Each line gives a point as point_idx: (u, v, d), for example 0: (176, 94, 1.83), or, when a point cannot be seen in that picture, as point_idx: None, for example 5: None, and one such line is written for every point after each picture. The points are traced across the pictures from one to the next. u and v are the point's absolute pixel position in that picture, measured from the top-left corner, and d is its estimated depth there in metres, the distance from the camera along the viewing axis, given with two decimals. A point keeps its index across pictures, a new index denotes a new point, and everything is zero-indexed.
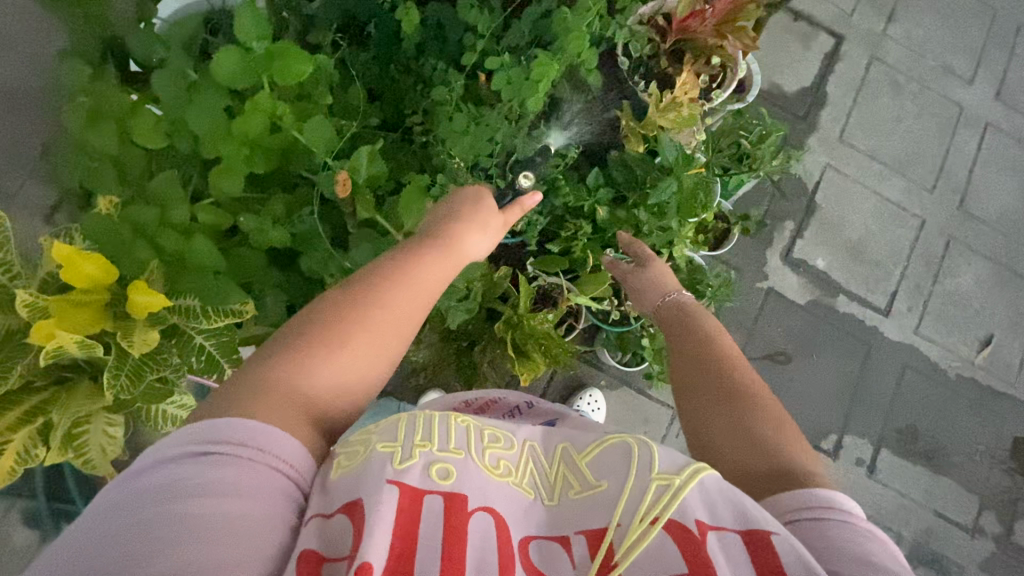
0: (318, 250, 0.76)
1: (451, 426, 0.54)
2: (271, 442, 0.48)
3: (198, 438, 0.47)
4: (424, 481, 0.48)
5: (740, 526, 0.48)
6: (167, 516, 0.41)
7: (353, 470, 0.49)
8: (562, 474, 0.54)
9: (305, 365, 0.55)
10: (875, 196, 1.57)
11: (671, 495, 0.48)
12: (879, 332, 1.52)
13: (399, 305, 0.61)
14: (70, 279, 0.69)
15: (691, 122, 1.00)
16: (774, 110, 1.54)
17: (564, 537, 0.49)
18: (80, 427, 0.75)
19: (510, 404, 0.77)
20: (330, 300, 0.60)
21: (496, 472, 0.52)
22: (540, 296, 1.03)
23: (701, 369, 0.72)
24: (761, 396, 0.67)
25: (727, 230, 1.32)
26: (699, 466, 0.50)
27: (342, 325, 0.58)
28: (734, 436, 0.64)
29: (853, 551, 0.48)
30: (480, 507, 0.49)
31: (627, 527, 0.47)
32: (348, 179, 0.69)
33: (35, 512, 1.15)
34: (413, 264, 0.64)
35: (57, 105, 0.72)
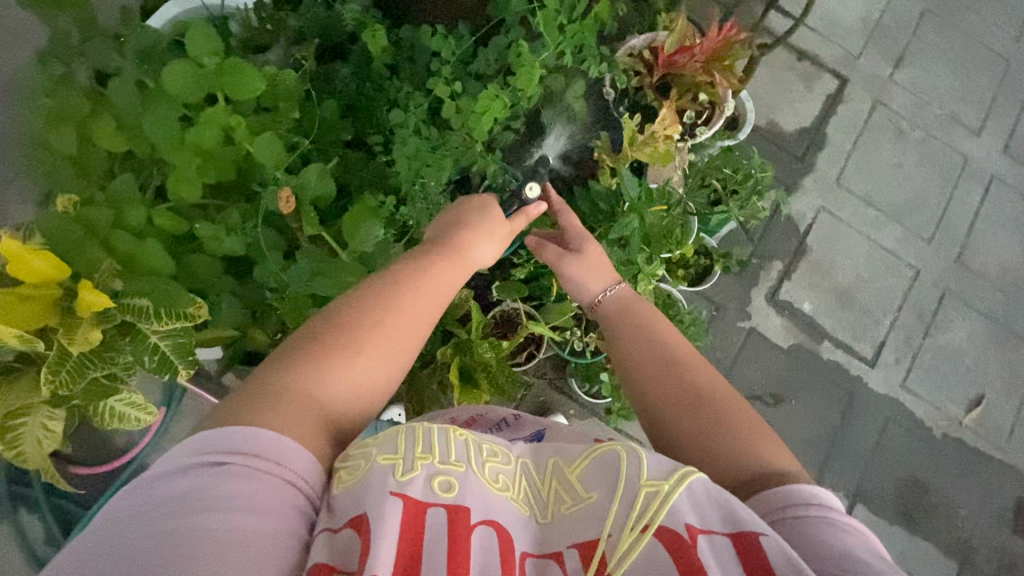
0: (270, 261, 0.77)
1: (451, 438, 0.52)
2: (285, 451, 0.47)
3: (212, 446, 0.45)
4: (427, 493, 0.46)
5: (729, 530, 0.46)
6: (184, 530, 0.40)
7: (357, 482, 0.46)
8: (553, 487, 0.52)
9: (323, 371, 0.54)
10: (869, 242, 1.53)
11: (661, 502, 0.46)
12: (863, 382, 1.48)
13: (415, 310, 0.62)
14: (17, 274, 0.70)
15: (666, 159, 0.98)
16: (769, 148, 1.52)
17: (557, 554, 0.46)
18: (17, 419, 0.76)
19: (496, 420, 0.75)
20: (344, 303, 0.60)
21: (497, 486, 0.50)
22: (501, 320, 1.02)
23: (655, 377, 0.67)
24: (716, 393, 0.64)
25: (709, 265, 1.28)
26: (686, 471, 0.48)
27: (360, 328, 0.57)
28: (702, 447, 0.61)
29: (831, 547, 0.47)
30: (483, 521, 0.46)
31: (618, 537, 0.44)
32: (291, 197, 0.72)
33: None
34: (428, 272, 0.65)
35: (26, 103, 0.74)
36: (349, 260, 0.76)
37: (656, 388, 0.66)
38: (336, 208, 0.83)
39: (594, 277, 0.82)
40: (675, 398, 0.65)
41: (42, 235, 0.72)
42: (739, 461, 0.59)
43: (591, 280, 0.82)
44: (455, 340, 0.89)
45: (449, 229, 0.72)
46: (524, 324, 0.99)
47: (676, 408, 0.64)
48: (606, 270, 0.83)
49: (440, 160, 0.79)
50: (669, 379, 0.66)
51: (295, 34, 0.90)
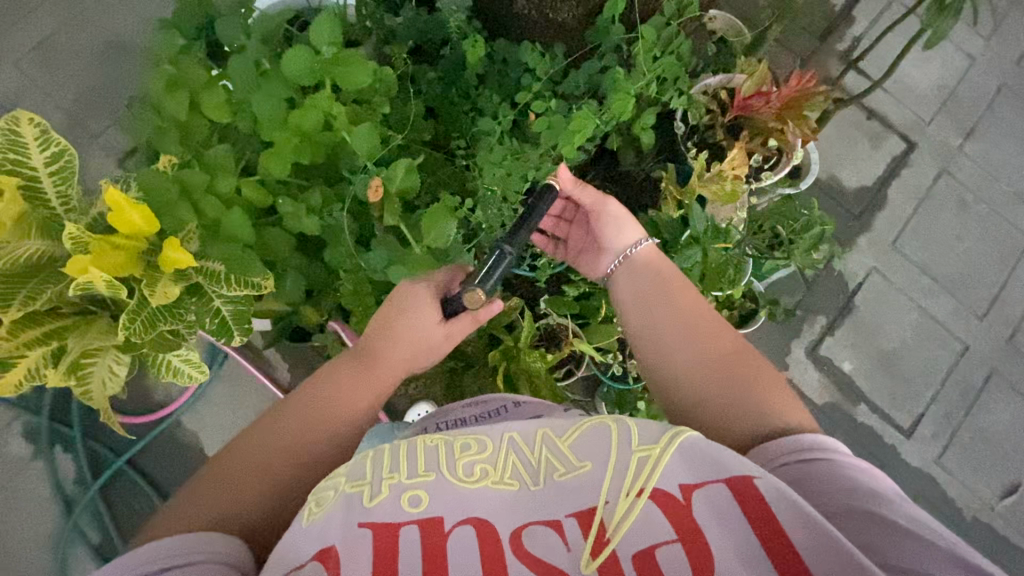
0: (343, 243, 0.80)
1: (418, 452, 0.54)
2: (199, 549, 0.51)
3: (133, 561, 0.49)
4: (399, 512, 0.48)
5: (722, 478, 0.47)
6: None
7: (325, 513, 0.49)
8: (545, 457, 0.51)
9: (228, 491, 0.58)
10: (919, 310, 1.50)
11: (652, 466, 0.48)
12: (895, 451, 1.44)
13: (326, 423, 0.65)
14: (113, 223, 0.73)
15: (732, 199, 0.99)
16: (827, 202, 1.51)
17: (555, 521, 0.47)
18: (88, 359, 0.79)
19: (495, 405, 0.74)
20: (259, 425, 0.64)
21: (472, 480, 0.50)
22: (545, 334, 1.03)
23: (682, 335, 0.69)
24: (740, 353, 0.68)
25: (754, 310, 1.26)
26: (672, 434, 0.49)
27: (264, 446, 0.62)
28: (730, 398, 0.63)
29: (837, 481, 0.52)
30: (461, 522, 0.48)
31: (616, 503, 0.46)
32: (379, 187, 0.75)
33: (36, 429, 1.21)
34: (345, 384, 0.69)
35: (146, 67, 0.80)
36: (422, 253, 0.78)
37: (678, 346, 0.69)
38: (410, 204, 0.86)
39: (624, 233, 0.82)
40: (705, 355, 0.67)
41: (142, 189, 0.77)
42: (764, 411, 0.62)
43: (620, 233, 0.82)
44: (503, 346, 0.91)
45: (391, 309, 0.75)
46: (570, 340, 1.00)
47: (689, 371, 0.67)
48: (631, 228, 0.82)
49: (520, 169, 0.80)
50: (697, 338, 0.69)
51: (387, 34, 0.95)
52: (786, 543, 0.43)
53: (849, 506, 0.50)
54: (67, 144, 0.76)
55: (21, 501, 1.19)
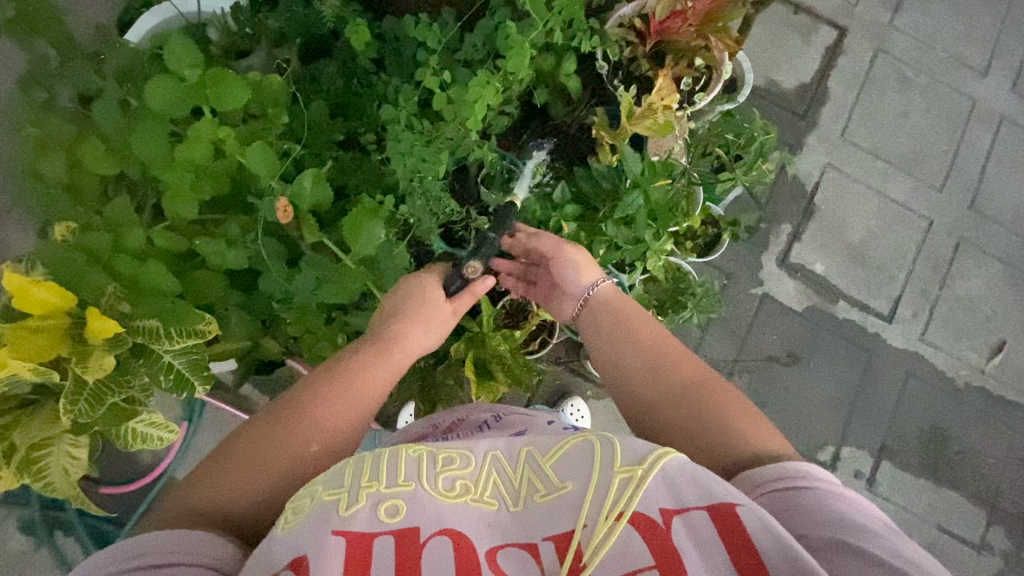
0: (273, 271, 0.76)
1: (400, 459, 0.49)
2: (185, 547, 0.48)
3: (112, 557, 0.46)
4: (374, 524, 0.45)
5: (706, 502, 0.45)
6: None
7: (300, 523, 0.45)
8: (526, 477, 0.49)
9: (247, 478, 0.55)
10: (878, 196, 1.50)
11: (634, 488, 0.45)
12: (881, 338, 1.46)
13: (351, 408, 0.62)
14: (25, 309, 0.69)
15: (666, 130, 0.94)
16: (771, 109, 1.48)
17: (532, 546, 0.44)
18: (40, 452, 0.76)
19: (479, 419, 0.71)
20: (280, 404, 0.61)
21: (452, 496, 0.47)
22: (512, 310, 1.00)
23: (658, 363, 0.65)
24: (702, 384, 0.62)
25: (717, 235, 1.25)
26: (656, 455, 0.46)
27: (286, 428, 0.58)
28: (676, 429, 0.60)
29: (826, 513, 0.47)
30: (438, 533, 0.44)
31: (593, 528, 0.43)
32: (288, 208, 0.72)
33: (30, 521, 1.17)
34: (362, 370, 0.65)
35: (8, 132, 0.73)
36: (354, 266, 0.76)
37: (649, 374, 0.65)
38: (335, 213, 0.83)
39: (579, 274, 0.80)
40: (658, 390, 0.63)
41: (43, 266, 0.72)
42: (712, 439, 0.58)
43: (580, 272, 0.80)
44: (467, 334, 0.89)
45: (382, 309, 0.73)
46: (535, 311, 0.97)
47: (665, 400, 0.62)
48: (592, 266, 0.81)
49: (434, 153, 0.78)
50: (650, 372, 0.65)
51: (276, 35, 0.87)
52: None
53: (838, 541, 0.44)
54: None
55: None
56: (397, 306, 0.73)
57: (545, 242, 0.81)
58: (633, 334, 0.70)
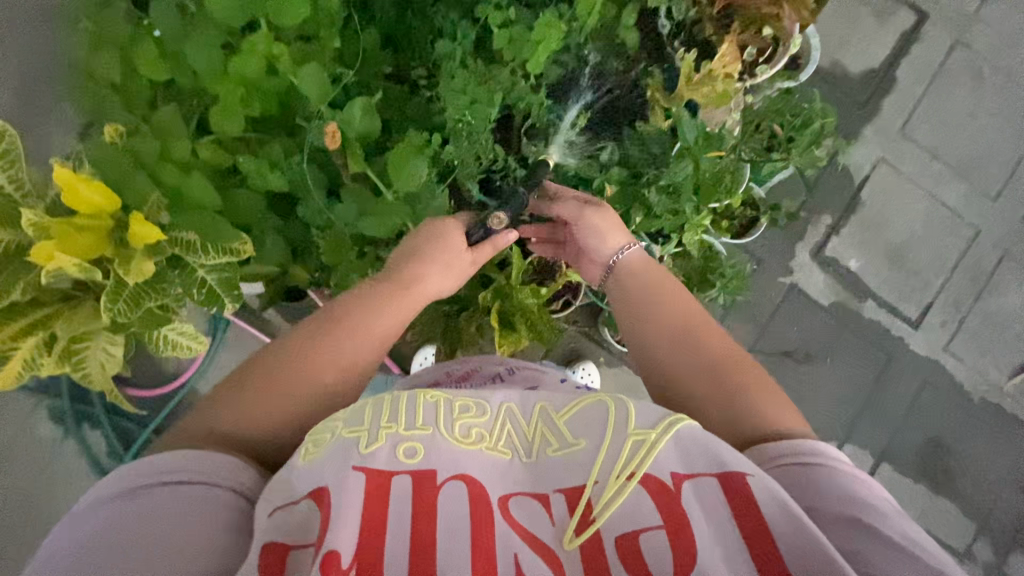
0: (314, 198, 0.77)
1: (419, 403, 0.49)
2: (206, 473, 0.48)
3: (134, 478, 0.46)
4: (391, 463, 0.45)
5: (716, 470, 0.45)
6: (117, 544, 0.41)
7: (319, 455, 0.45)
8: (540, 431, 0.49)
9: (259, 407, 0.56)
10: (928, 198, 1.44)
11: (646, 450, 0.45)
12: (903, 343, 1.43)
13: (360, 348, 0.63)
14: (71, 205, 0.71)
15: (724, 100, 0.91)
16: (831, 93, 1.41)
17: (543, 495, 0.45)
18: (80, 343, 0.80)
19: (492, 371, 0.71)
20: (300, 331, 0.62)
21: (467, 443, 0.47)
22: (539, 267, 0.99)
23: (688, 337, 0.65)
24: (730, 361, 0.62)
25: (755, 218, 1.22)
26: (673, 418, 0.47)
27: (301, 362, 0.59)
28: (705, 404, 0.60)
29: (836, 490, 0.47)
30: (452, 478, 0.45)
31: (605, 484, 0.44)
32: (337, 133, 0.71)
33: (59, 411, 1.24)
34: (374, 309, 0.65)
35: (69, 27, 0.73)
36: (394, 200, 0.76)
37: (679, 347, 0.64)
38: (378, 147, 0.82)
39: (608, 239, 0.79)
40: (686, 361, 0.63)
41: (92, 165, 0.73)
42: (741, 419, 0.57)
43: (604, 239, 0.79)
44: (494, 286, 0.89)
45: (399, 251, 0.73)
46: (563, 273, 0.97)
47: (696, 373, 0.62)
48: (619, 228, 0.79)
49: (488, 95, 0.76)
50: (680, 345, 0.64)
51: None
52: (775, 555, 0.40)
53: (847, 517, 0.45)
54: (4, 125, 0.72)
55: (57, 481, 1.23)
56: (415, 250, 0.72)
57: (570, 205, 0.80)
58: (668, 306, 0.68)
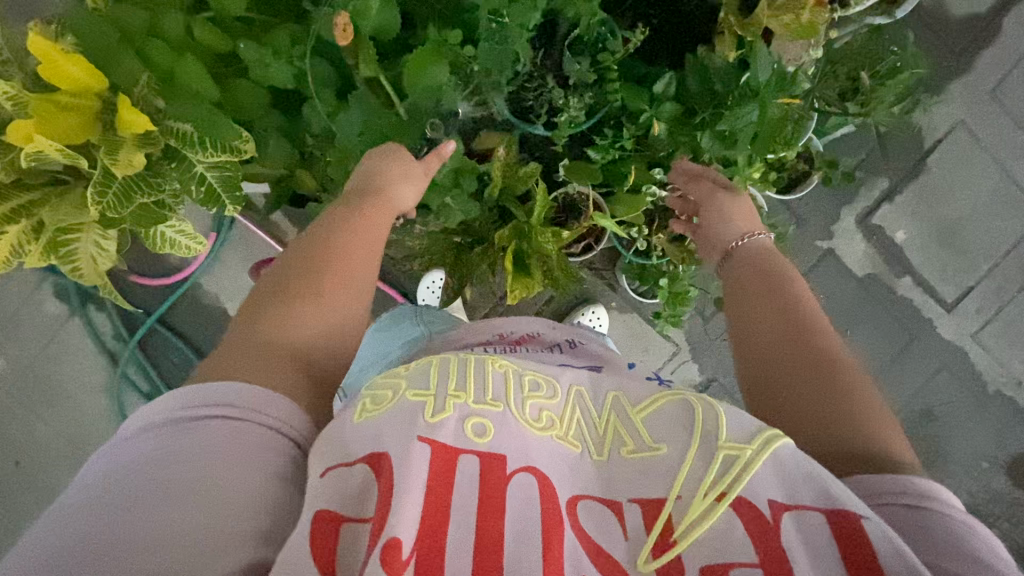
0: (319, 101, 0.68)
1: (488, 372, 0.45)
2: (252, 405, 0.42)
3: (187, 403, 0.41)
4: (459, 439, 0.41)
5: (824, 505, 0.38)
6: (158, 485, 0.37)
7: (379, 415, 0.41)
8: (612, 425, 0.45)
9: (291, 313, 0.51)
10: (1001, 173, 1.30)
11: (741, 469, 0.39)
12: (931, 325, 1.36)
13: (373, 246, 0.59)
14: (50, 79, 0.62)
15: (808, 34, 0.76)
16: (922, 37, 1.22)
17: (615, 504, 0.41)
18: (67, 236, 0.75)
19: (551, 340, 0.65)
20: (327, 230, 0.58)
21: (539, 428, 0.43)
22: (563, 206, 0.92)
23: (787, 325, 0.57)
24: (837, 362, 0.53)
25: (807, 173, 1.11)
26: (773, 432, 0.41)
27: (323, 265, 0.54)
28: (798, 400, 0.52)
29: (957, 546, 0.39)
30: (522, 469, 0.40)
31: (688, 502, 0.39)
32: (349, 25, 0.60)
33: (64, 289, 1.23)
34: (374, 209, 0.61)
35: None
36: (406, 117, 0.68)
37: (776, 335, 0.57)
38: (399, 45, 0.72)
39: (743, 220, 0.73)
40: (782, 351, 0.56)
41: (72, 34, 0.64)
42: (831, 426, 0.49)
43: (733, 219, 0.72)
44: (514, 224, 0.82)
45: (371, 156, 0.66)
46: (589, 215, 0.89)
47: (791, 365, 0.54)
48: (750, 216, 0.73)
49: None
50: (779, 332, 0.57)
51: None
52: None
53: None
54: None
55: (62, 354, 1.26)
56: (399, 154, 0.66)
57: (704, 184, 0.77)
58: (778, 295, 0.60)
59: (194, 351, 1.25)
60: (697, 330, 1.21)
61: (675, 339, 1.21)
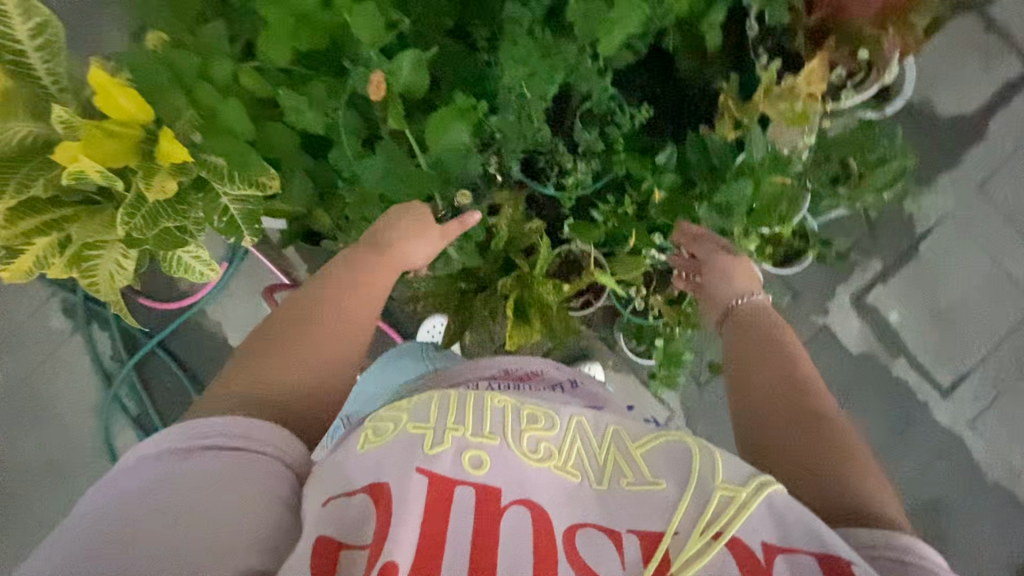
0: (346, 147, 0.73)
1: (486, 406, 0.47)
2: (246, 439, 0.47)
3: (185, 438, 0.46)
4: (455, 471, 0.43)
5: (815, 548, 0.39)
6: (157, 509, 0.41)
7: (383, 444, 0.43)
8: (612, 458, 0.46)
9: (282, 364, 0.56)
10: (991, 264, 1.34)
11: (735, 511, 0.40)
12: (927, 409, 1.36)
13: (368, 304, 0.65)
14: (103, 107, 0.69)
15: (800, 122, 0.83)
16: (913, 133, 1.30)
17: (615, 533, 0.41)
18: (91, 252, 0.79)
19: (555, 377, 0.67)
20: (325, 286, 0.64)
21: (536, 458, 0.45)
22: (564, 262, 0.95)
23: (783, 381, 0.61)
24: (828, 418, 0.56)
25: (801, 250, 1.14)
26: (767, 480, 0.42)
27: (316, 321, 0.61)
28: (790, 448, 0.54)
29: None
30: (516, 502, 0.42)
31: (684, 538, 0.40)
32: (382, 82, 0.66)
33: (71, 305, 1.26)
34: (373, 267, 0.68)
35: None
36: (426, 169, 0.72)
37: (771, 388, 0.60)
38: (424, 103, 0.78)
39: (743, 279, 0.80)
40: (776, 403, 0.59)
41: (129, 70, 0.71)
42: (821, 474, 0.51)
43: (733, 278, 0.80)
44: (517, 274, 0.85)
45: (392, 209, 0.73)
46: (590, 271, 0.91)
47: (785, 416, 0.57)
48: (749, 275, 0.81)
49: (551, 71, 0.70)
50: (773, 386, 0.61)
51: None
52: None
53: None
54: (50, 16, 0.71)
55: (58, 369, 1.26)
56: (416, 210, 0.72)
57: (708, 243, 0.84)
58: (775, 354, 0.65)
59: (190, 376, 1.26)
60: (692, 396, 1.21)
61: (670, 403, 1.21)
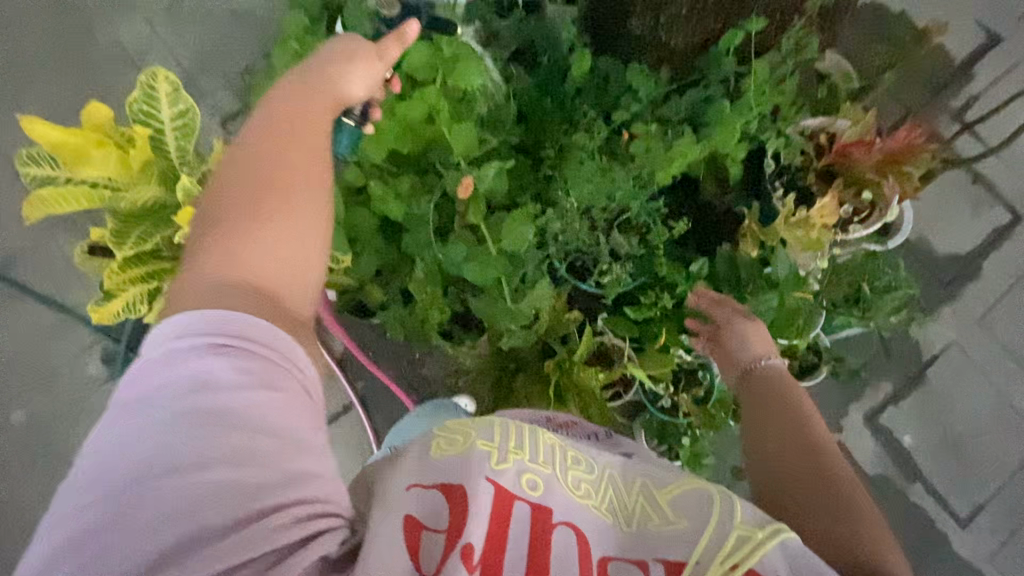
0: (421, 233, 0.84)
1: (540, 440, 0.51)
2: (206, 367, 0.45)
3: (134, 413, 0.43)
4: (516, 487, 0.45)
5: None
6: (141, 494, 0.40)
7: (452, 455, 0.47)
8: (640, 503, 0.49)
9: (240, 238, 0.54)
10: (997, 395, 1.39)
11: (753, 548, 0.42)
12: (945, 539, 1.35)
13: (307, 145, 0.62)
14: None
15: (817, 247, 0.95)
16: (914, 266, 1.41)
17: (641, 563, 0.44)
18: None
19: (590, 429, 0.71)
20: (259, 141, 0.60)
21: (581, 493, 0.48)
22: (598, 353, 1.01)
23: (797, 440, 0.63)
24: (841, 479, 0.58)
25: (815, 364, 1.19)
26: (780, 526, 0.44)
27: (260, 180, 0.58)
28: (806, 504, 0.56)
29: None
30: (565, 523, 0.45)
31: (706, 567, 0.43)
32: (470, 185, 0.80)
33: (110, 354, 1.29)
34: (308, 112, 0.63)
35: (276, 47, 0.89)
36: (498, 254, 0.82)
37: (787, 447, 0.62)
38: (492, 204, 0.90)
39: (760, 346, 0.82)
40: (792, 460, 0.61)
41: None
42: (836, 528, 0.53)
43: (750, 346, 0.82)
44: (557, 359, 0.92)
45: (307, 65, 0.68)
46: (624, 363, 0.97)
47: (799, 472, 0.59)
48: (765, 343, 0.83)
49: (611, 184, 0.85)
50: (789, 443, 0.63)
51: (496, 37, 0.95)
52: None
53: None
54: (192, 105, 0.85)
55: (84, 417, 1.28)
56: (340, 57, 0.68)
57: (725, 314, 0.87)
58: (789, 416, 0.67)
59: None
60: None
61: None
